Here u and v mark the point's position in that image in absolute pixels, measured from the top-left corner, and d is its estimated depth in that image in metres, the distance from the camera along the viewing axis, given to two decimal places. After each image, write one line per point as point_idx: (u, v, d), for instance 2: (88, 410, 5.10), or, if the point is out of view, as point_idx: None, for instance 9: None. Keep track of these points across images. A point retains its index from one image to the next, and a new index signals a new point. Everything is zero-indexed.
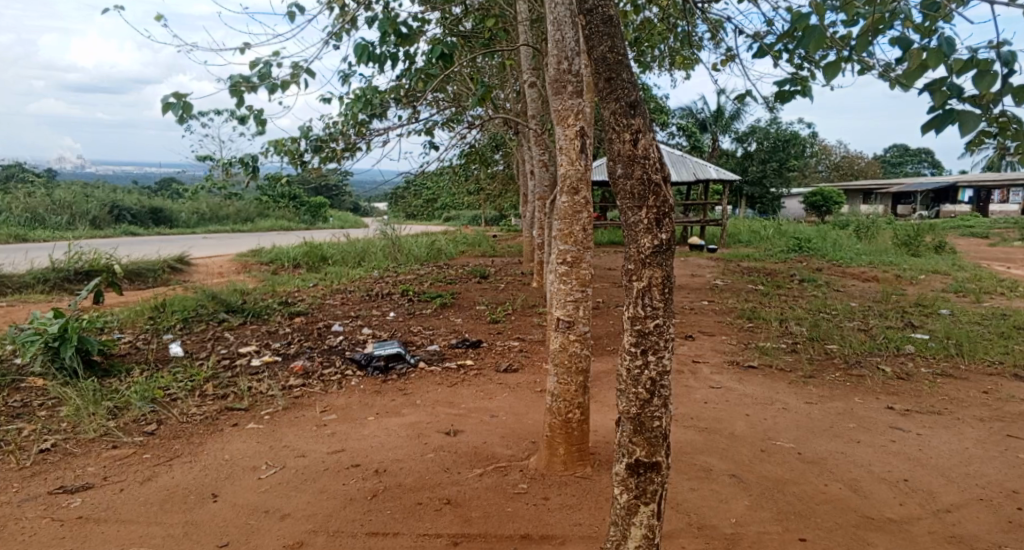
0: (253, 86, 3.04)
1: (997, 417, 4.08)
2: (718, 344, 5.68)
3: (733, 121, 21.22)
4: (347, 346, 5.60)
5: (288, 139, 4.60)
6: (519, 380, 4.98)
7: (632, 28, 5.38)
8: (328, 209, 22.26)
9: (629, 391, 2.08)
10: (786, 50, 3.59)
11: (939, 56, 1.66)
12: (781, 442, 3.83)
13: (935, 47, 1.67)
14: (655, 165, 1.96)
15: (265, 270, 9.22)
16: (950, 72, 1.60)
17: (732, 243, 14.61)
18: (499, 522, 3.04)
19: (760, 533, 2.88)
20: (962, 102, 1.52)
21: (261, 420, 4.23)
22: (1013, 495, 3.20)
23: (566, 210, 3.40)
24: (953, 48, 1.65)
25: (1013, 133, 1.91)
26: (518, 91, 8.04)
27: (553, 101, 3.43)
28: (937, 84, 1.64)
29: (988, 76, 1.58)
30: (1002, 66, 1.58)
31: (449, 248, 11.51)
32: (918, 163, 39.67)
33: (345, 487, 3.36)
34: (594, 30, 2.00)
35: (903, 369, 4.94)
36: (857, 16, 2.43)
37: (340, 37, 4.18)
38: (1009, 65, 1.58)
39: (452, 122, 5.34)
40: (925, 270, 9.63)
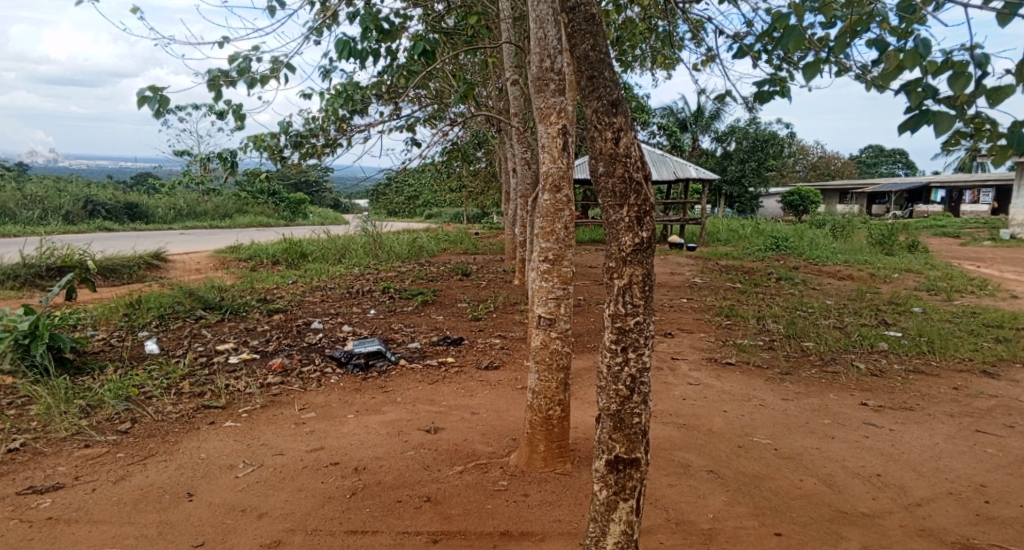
0: (232, 80, 2.99)
1: (967, 413, 4.17)
2: (697, 342, 5.73)
3: (713, 121, 21.39)
4: (326, 343, 5.56)
5: (266, 134, 4.56)
6: (500, 377, 4.98)
7: (614, 27, 5.39)
8: (307, 204, 22.05)
9: (609, 388, 2.09)
10: (766, 50, 3.63)
11: (915, 57, 1.69)
12: (758, 438, 3.87)
13: (911, 49, 1.70)
14: (637, 163, 1.98)
15: (243, 266, 9.12)
16: (925, 74, 1.64)
17: (712, 241, 14.76)
18: (479, 519, 3.04)
19: (737, 528, 2.91)
20: (937, 102, 1.56)
21: (239, 418, 4.18)
22: (980, 488, 3.28)
23: (547, 208, 3.42)
24: (928, 50, 1.68)
25: (988, 134, 1.95)
26: (501, 90, 8.02)
27: (535, 98, 3.42)
28: (913, 85, 1.67)
29: (962, 78, 1.62)
30: (975, 68, 1.61)
31: (430, 245, 11.47)
32: (894, 164, 40.31)
33: (323, 485, 3.34)
34: (576, 29, 2.01)
35: (877, 366, 5.03)
36: (835, 18, 2.47)
37: (321, 33, 4.14)
38: (981, 66, 1.62)
39: (435, 119, 5.32)
40: (899, 269, 9.80)
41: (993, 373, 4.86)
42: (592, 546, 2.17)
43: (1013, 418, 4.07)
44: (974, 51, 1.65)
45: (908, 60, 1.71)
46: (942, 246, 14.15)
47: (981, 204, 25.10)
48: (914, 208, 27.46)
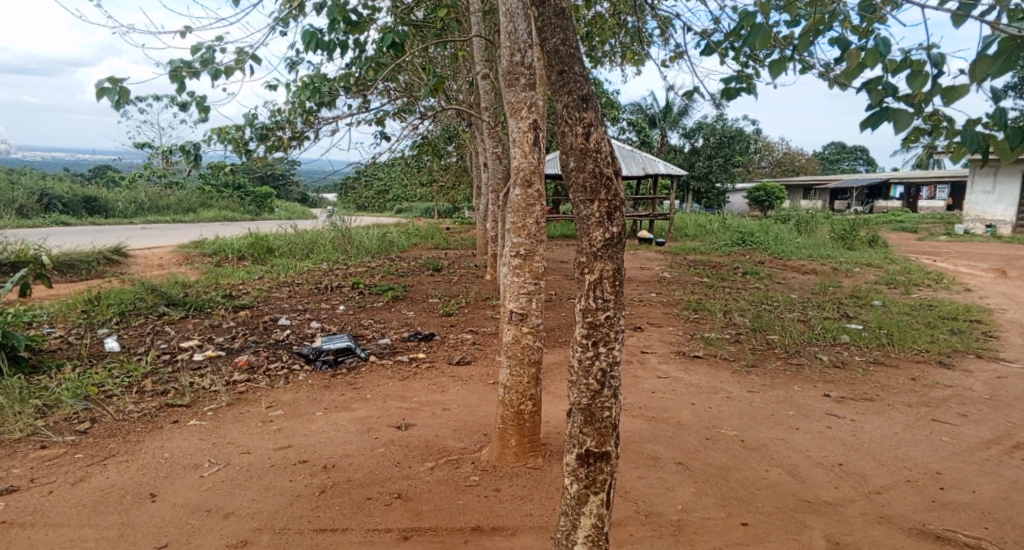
0: (195, 71, 2.92)
1: (924, 402, 4.30)
2: (666, 335, 5.79)
3: (681, 117, 21.60)
4: (294, 340, 5.47)
5: (230, 126, 4.44)
6: (471, 373, 4.97)
7: (584, 22, 5.40)
8: (274, 198, 21.67)
9: (580, 382, 2.09)
10: (733, 48, 3.69)
11: (876, 56, 1.73)
12: (725, 430, 3.94)
13: (872, 47, 1.74)
14: (607, 159, 1.98)
15: (207, 262, 8.92)
16: (885, 72, 1.68)
17: (680, 236, 14.96)
18: (450, 515, 3.03)
19: (705, 519, 2.96)
20: (895, 101, 1.60)
21: (204, 416, 4.09)
22: (936, 475, 3.39)
23: (519, 204, 3.41)
24: (888, 48, 1.72)
25: (946, 132, 2.00)
26: (471, 83, 7.97)
27: (506, 93, 3.40)
28: (874, 83, 1.71)
29: (920, 77, 1.66)
30: (931, 67, 1.66)
31: (400, 240, 11.37)
32: (855, 161, 41.36)
33: (292, 484, 3.29)
34: (546, 23, 2.00)
35: (839, 358, 5.16)
36: (800, 17, 2.51)
37: (287, 24, 4.06)
38: (938, 66, 1.66)
39: (404, 112, 5.26)
40: (860, 263, 10.06)
41: (948, 363, 5.02)
42: (563, 541, 2.18)
43: (966, 407, 4.21)
44: (932, 51, 1.70)
45: (869, 59, 1.75)
46: (899, 241, 14.58)
47: (937, 200, 25.90)
48: (873, 204, 28.19)
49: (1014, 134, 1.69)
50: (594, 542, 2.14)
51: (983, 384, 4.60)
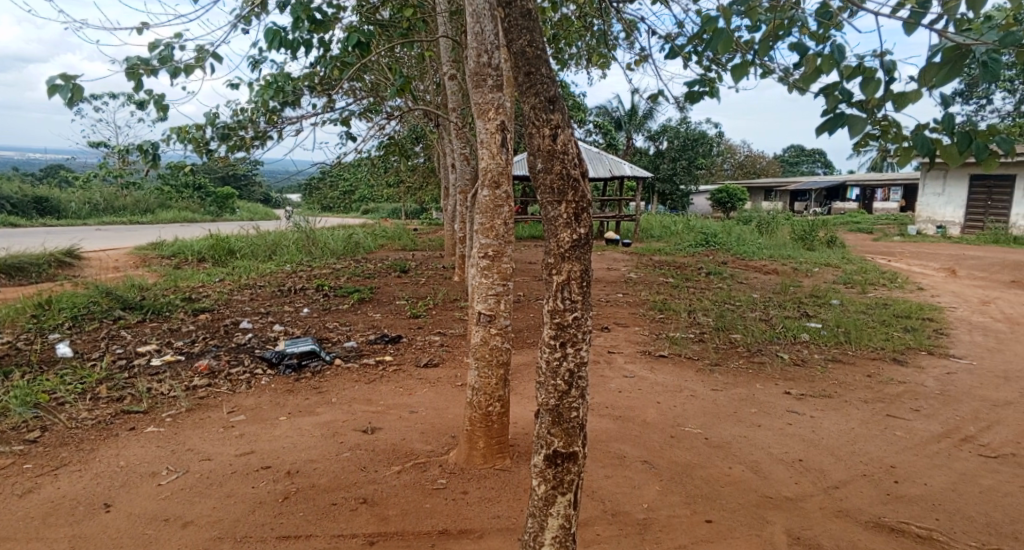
0: (152, 68, 2.81)
1: (879, 398, 4.42)
2: (632, 335, 5.85)
3: (646, 120, 21.83)
4: (256, 343, 5.36)
5: (190, 125, 4.32)
6: (439, 375, 4.93)
7: (550, 24, 5.39)
8: (236, 199, 21.25)
9: (548, 383, 2.09)
10: (695, 52, 3.75)
11: (831, 63, 1.79)
12: (690, 428, 3.99)
13: (828, 53, 1.79)
14: (574, 160, 1.99)
15: (166, 264, 8.69)
16: (841, 79, 1.73)
17: (646, 237, 15.13)
18: (417, 518, 3.00)
19: (670, 517, 2.99)
20: (850, 107, 1.65)
21: (162, 423, 3.98)
22: (891, 469, 3.48)
23: (487, 205, 3.40)
24: (843, 55, 1.78)
25: (894, 137, 2.08)
26: (438, 83, 7.93)
27: (473, 94, 3.39)
28: (830, 88, 1.76)
29: (873, 82, 1.72)
30: (883, 73, 1.72)
31: (367, 242, 11.26)
32: (815, 164, 42.45)
33: (254, 490, 3.21)
34: (512, 24, 2.00)
35: (800, 356, 5.28)
36: (760, 22, 2.56)
37: (249, 22, 3.97)
38: (889, 73, 1.72)
39: (371, 113, 5.18)
40: (818, 264, 10.31)
41: (902, 360, 5.18)
42: (530, 542, 2.18)
43: (919, 402, 4.34)
44: (884, 58, 1.75)
45: (825, 64, 1.81)
46: (858, 242, 14.87)
47: (892, 201, 26.72)
48: (831, 206, 28.95)
49: (960, 139, 1.76)
50: (561, 543, 2.14)
51: (935, 380, 4.76)
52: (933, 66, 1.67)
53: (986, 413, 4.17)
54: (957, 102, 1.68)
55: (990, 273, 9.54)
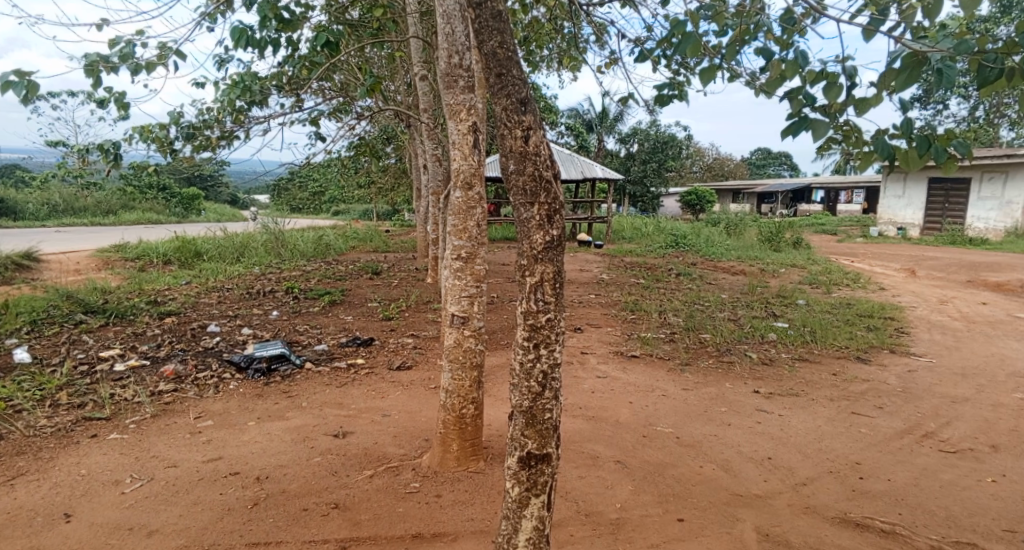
0: (113, 66, 2.73)
1: (844, 396, 4.52)
2: (605, 336, 5.89)
3: (617, 123, 21.96)
4: (224, 347, 5.26)
5: (154, 125, 4.20)
6: (412, 378, 4.90)
7: (521, 27, 5.35)
8: (201, 200, 20.84)
9: (522, 385, 2.09)
10: (665, 56, 3.80)
11: (795, 69, 1.84)
12: (662, 428, 4.02)
13: (792, 59, 1.85)
14: (546, 162, 1.99)
15: (130, 266, 8.47)
16: (805, 83, 1.78)
17: (617, 238, 15.28)
18: (389, 523, 2.97)
19: (642, 516, 3.01)
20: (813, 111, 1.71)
21: (125, 429, 3.88)
22: (856, 465, 3.57)
23: (460, 206, 3.37)
24: (807, 61, 1.83)
25: (855, 142, 2.14)
26: (409, 84, 7.89)
27: (445, 94, 3.38)
28: (795, 92, 1.82)
29: (835, 88, 1.77)
30: (845, 79, 1.77)
31: (337, 243, 11.13)
32: (781, 166, 43.37)
33: (222, 497, 3.15)
34: (483, 25, 1.99)
35: (767, 355, 5.37)
36: (727, 27, 2.61)
37: (215, 19, 3.89)
38: (851, 78, 1.78)
39: (341, 113, 5.11)
40: (784, 264, 10.51)
41: (866, 358, 5.30)
42: (504, 544, 2.17)
43: (882, 399, 4.46)
44: (847, 63, 1.80)
45: (789, 70, 1.87)
46: (821, 242, 15.53)
47: (854, 201, 28.13)
48: (797, 207, 29.56)
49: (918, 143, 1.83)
50: (535, 544, 2.14)
51: (896, 377, 4.88)
52: (892, 71, 1.76)
53: (945, 409, 4.29)
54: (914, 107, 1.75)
55: (948, 274, 9.82)
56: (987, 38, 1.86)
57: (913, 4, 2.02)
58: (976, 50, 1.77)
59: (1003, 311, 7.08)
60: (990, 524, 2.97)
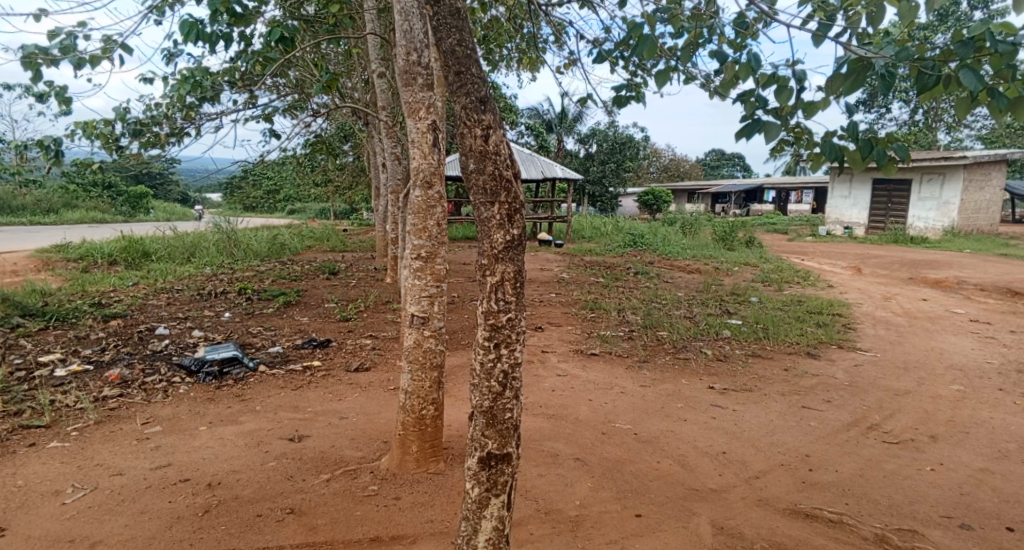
0: (53, 59, 2.61)
1: (795, 391, 4.65)
2: (565, 335, 5.92)
3: (576, 124, 22.13)
4: (174, 350, 5.09)
5: (97, 120, 4.02)
6: (370, 379, 4.83)
7: (480, 26, 5.37)
8: (149, 199, 20.12)
9: (482, 385, 2.07)
10: (622, 57, 3.85)
11: (748, 71, 1.88)
12: (620, 425, 4.06)
13: (745, 61, 1.89)
14: (506, 161, 1.98)
15: (72, 267, 8.12)
16: (757, 86, 1.83)
17: (577, 238, 15.41)
18: (347, 526, 2.92)
19: (601, 512, 3.03)
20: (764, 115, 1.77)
21: (67, 437, 3.71)
22: (806, 458, 3.67)
23: (419, 205, 3.32)
24: (758, 64, 1.88)
25: (806, 143, 2.19)
26: (366, 81, 7.80)
27: (403, 93, 3.34)
28: (747, 95, 1.87)
29: (786, 91, 1.83)
30: (795, 83, 1.83)
31: (293, 243, 10.89)
32: (735, 168, 44.48)
33: (170, 505, 3.04)
34: (441, 22, 1.97)
35: (722, 351, 5.48)
36: (682, 29, 2.65)
37: (162, 12, 3.76)
38: (801, 82, 1.83)
39: (296, 110, 5.00)
40: (737, 263, 10.77)
41: (815, 353, 5.47)
42: (464, 545, 2.15)
43: (830, 393, 4.60)
44: (796, 67, 1.86)
45: (743, 72, 1.91)
46: (772, 241, 16.11)
47: (804, 202, 29.36)
48: (750, 208, 30.35)
49: (863, 146, 1.89)
50: (495, 545, 2.13)
51: (844, 372, 5.04)
52: (838, 76, 1.81)
53: (888, 401, 4.46)
54: (860, 110, 1.81)
55: (890, 271, 10.22)
56: (927, 45, 1.93)
57: (858, 10, 2.08)
58: (915, 57, 1.83)
59: (941, 307, 7.40)
60: (930, 511, 3.09)
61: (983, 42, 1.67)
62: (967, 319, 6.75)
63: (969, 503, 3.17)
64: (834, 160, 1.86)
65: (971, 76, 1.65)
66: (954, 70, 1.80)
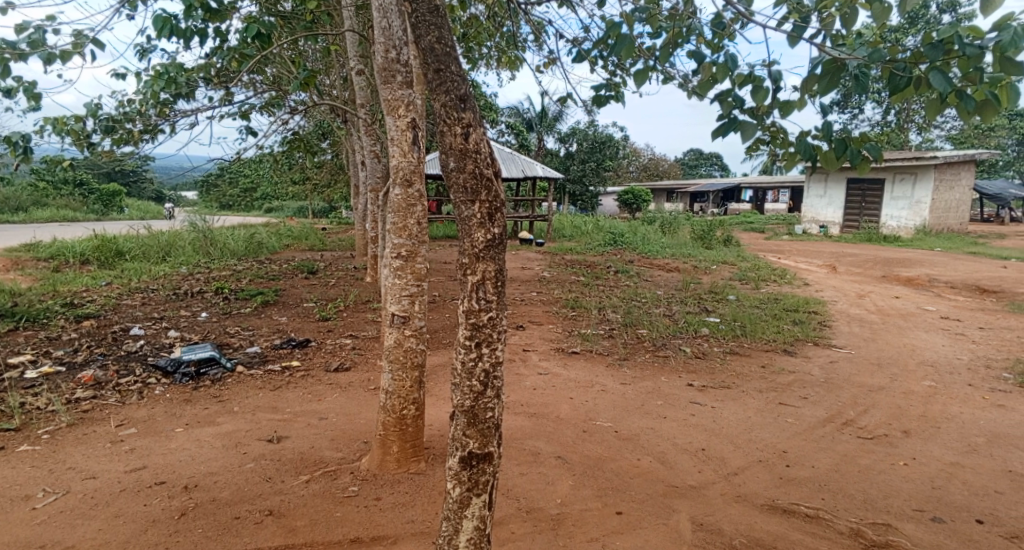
0: (20, 53, 2.54)
1: (772, 387, 4.71)
2: (546, 333, 5.94)
3: (556, 123, 22.15)
4: (148, 351, 5.01)
5: (68, 117, 3.93)
6: (350, 379, 4.80)
7: (460, 24, 5.35)
8: (122, 196, 19.74)
9: (463, 384, 2.06)
10: (601, 56, 3.86)
11: (725, 71, 1.90)
12: (601, 422, 4.08)
13: (723, 61, 1.91)
14: (486, 160, 1.98)
15: (42, 267, 7.94)
16: (733, 86, 1.85)
17: (557, 236, 15.47)
18: (327, 528, 2.90)
19: (582, 510, 3.04)
20: (740, 115, 1.79)
21: (37, 440, 3.63)
22: (783, 453, 3.72)
23: (399, 204, 3.30)
24: (736, 65, 1.90)
25: (781, 142, 2.22)
26: (346, 78, 7.74)
27: (382, 90, 3.31)
28: (724, 95, 1.89)
29: (762, 91, 1.85)
30: (771, 83, 1.85)
31: (270, 242, 10.77)
32: (713, 167, 44.98)
33: (146, 508, 2.99)
34: (420, 19, 1.96)
35: (701, 349, 5.54)
36: (661, 30, 2.66)
37: (135, 7, 3.69)
38: (776, 82, 1.86)
39: (273, 107, 4.94)
40: (716, 261, 10.89)
41: (791, 350, 5.55)
42: (445, 545, 2.15)
43: (806, 389, 4.67)
44: (772, 68, 1.88)
45: (720, 72, 1.93)
46: (749, 239, 16.29)
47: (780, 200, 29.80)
48: (728, 207, 30.69)
49: (837, 146, 1.91)
50: (476, 544, 2.13)
51: (819, 369, 5.12)
52: (813, 76, 1.84)
53: (863, 397, 4.54)
54: (834, 111, 1.84)
55: (864, 269, 10.41)
56: (898, 47, 1.96)
57: (831, 12, 2.11)
58: (887, 59, 1.86)
59: (913, 304, 7.56)
60: (902, 505, 3.15)
61: (951, 45, 1.70)
62: (937, 316, 6.90)
63: (940, 496, 3.24)
64: (809, 159, 1.89)
65: (941, 78, 1.68)
66: (924, 72, 1.83)
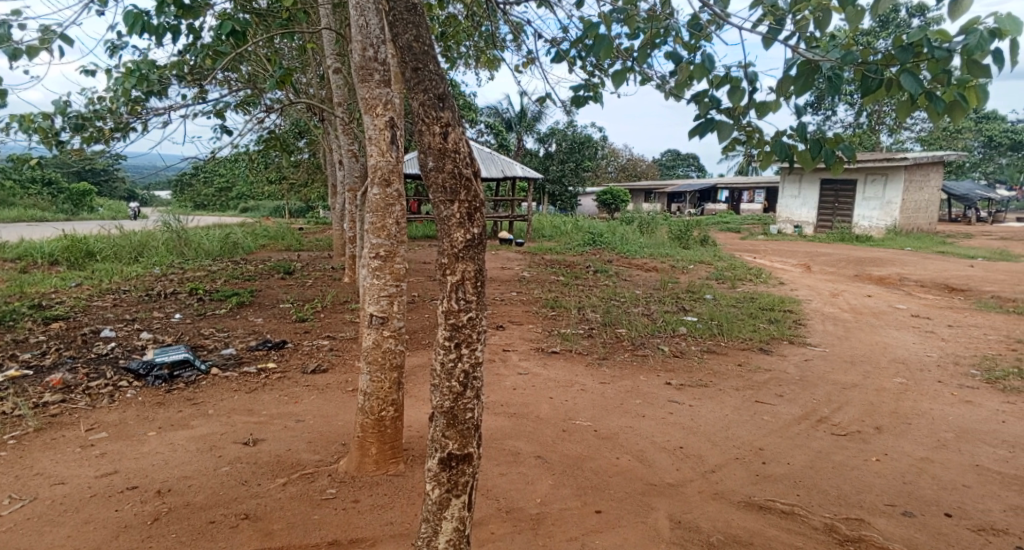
0: None
1: (749, 386, 4.77)
2: (525, 333, 5.94)
3: (535, 123, 22.16)
4: (120, 353, 4.91)
5: (35, 114, 3.83)
6: (328, 381, 4.75)
7: (438, 22, 5.33)
8: (93, 196, 19.32)
9: (443, 385, 2.05)
10: (580, 57, 3.87)
11: (702, 72, 1.91)
12: (580, 422, 4.09)
13: (700, 62, 1.92)
14: (465, 159, 1.96)
15: (9, 268, 7.74)
16: (710, 86, 1.87)
17: (537, 237, 15.50)
18: (304, 531, 2.86)
19: (562, 510, 3.05)
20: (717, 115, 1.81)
21: (3, 446, 3.53)
22: (759, 451, 3.76)
23: (377, 203, 3.27)
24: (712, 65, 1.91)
25: (756, 142, 2.25)
26: (323, 76, 7.65)
27: (360, 89, 3.27)
28: (701, 95, 1.90)
29: (738, 91, 1.87)
30: (747, 84, 1.87)
31: (246, 242, 10.63)
32: (691, 167, 45.40)
33: (117, 514, 2.93)
34: (398, 17, 1.94)
35: (678, 348, 5.58)
36: (638, 31, 2.68)
37: (105, 2, 3.61)
38: (752, 83, 1.88)
39: (248, 106, 4.88)
40: (693, 261, 10.99)
41: (767, 349, 5.62)
42: (424, 547, 2.13)
43: (782, 387, 4.73)
44: (748, 69, 1.90)
45: (697, 73, 1.95)
46: (726, 239, 16.52)
47: (756, 201, 30.20)
48: (706, 207, 31.01)
49: (812, 146, 1.94)
50: (455, 545, 2.12)
51: (795, 366, 5.19)
52: (788, 77, 1.86)
53: (837, 395, 4.61)
54: (808, 112, 1.86)
55: (838, 268, 10.58)
56: (870, 50, 1.99)
57: (805, 15, 2.13)
58: (859, 61, 1.89)
59: (885, 303, 7.69)
60: (875, 500, 3.20)
61: (920, 48, 1.73)
62: (908, 315, 7.04)
63: (911, 491, 3.30)
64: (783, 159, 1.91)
65: (911, 80, 1.71)
66: (895, 74, 1.86)
